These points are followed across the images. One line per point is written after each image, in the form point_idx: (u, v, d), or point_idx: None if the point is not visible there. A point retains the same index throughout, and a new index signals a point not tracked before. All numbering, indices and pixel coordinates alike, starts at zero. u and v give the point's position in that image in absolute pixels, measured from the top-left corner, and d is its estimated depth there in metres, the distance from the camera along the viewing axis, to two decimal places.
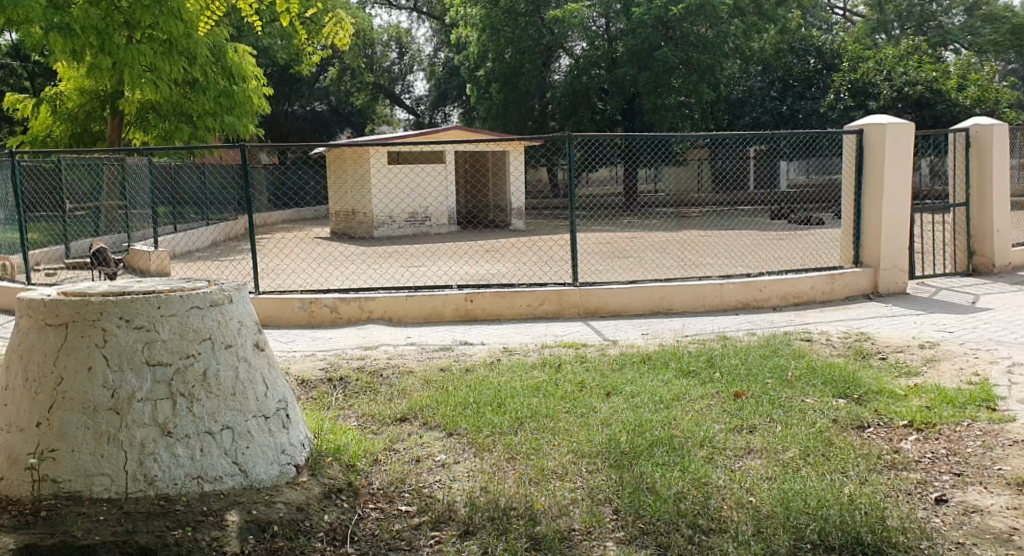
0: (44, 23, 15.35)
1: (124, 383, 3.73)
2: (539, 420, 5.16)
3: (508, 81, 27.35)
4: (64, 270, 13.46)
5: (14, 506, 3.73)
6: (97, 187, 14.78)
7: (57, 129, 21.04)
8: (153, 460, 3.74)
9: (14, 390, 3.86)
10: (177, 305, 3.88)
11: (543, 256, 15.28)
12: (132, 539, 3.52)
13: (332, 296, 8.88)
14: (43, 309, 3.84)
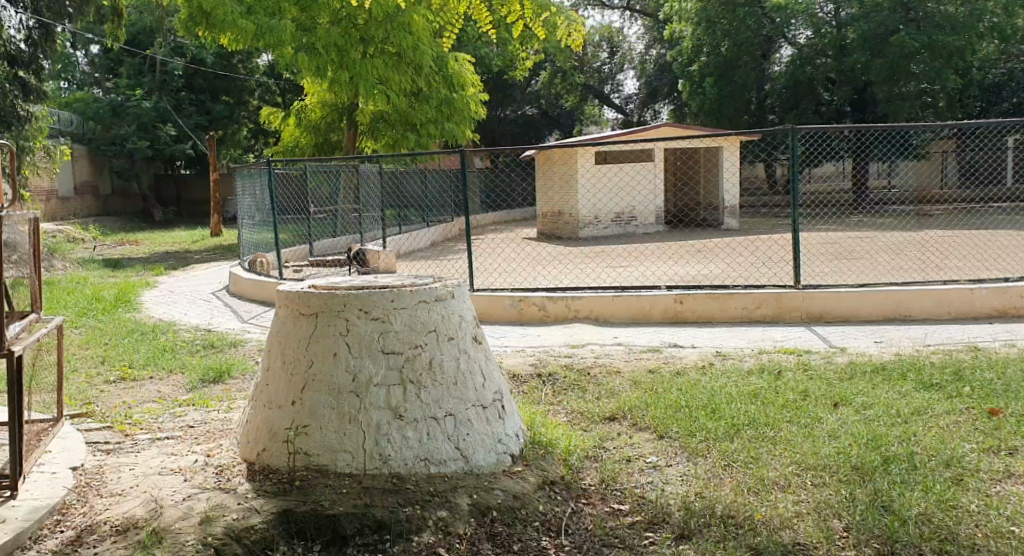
0: (294, 44, 17.27)
1: (363, 368, 3.96)
2: (758, 428, 4.91)
3: (723, 75, 26.56)
4: (308, 267, 14.55)
5: (273, 474, 4.03)
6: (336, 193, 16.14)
7: (302, 141, 22.62)
8: (387, 440, 3.93)
9: (274, 371, 4.19)
10: (407, 298, 4.09)
11: (761, 257, 14.64)
12: (369, 512, 3.70)
13: (540, 295, 9.02)
14: (298, 300, 4.15)
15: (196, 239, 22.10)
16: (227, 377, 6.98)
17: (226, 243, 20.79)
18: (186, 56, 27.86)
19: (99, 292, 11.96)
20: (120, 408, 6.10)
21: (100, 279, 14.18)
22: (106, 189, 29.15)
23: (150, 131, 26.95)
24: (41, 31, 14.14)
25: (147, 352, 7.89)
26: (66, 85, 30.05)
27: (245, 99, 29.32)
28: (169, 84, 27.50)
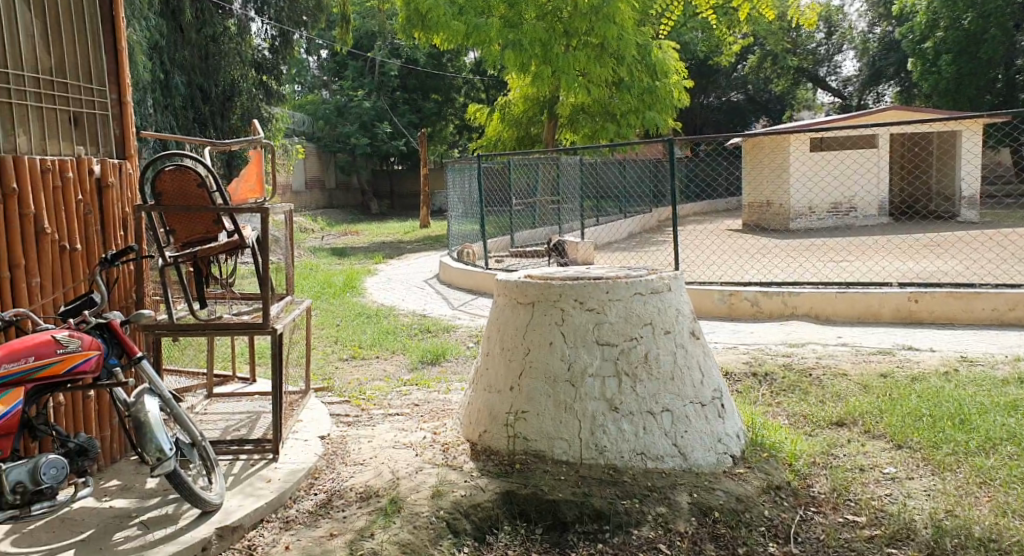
0: (501, 41, 17.57)
1: (579, 359, 4.02)
2: (1019, 444, 4.46)
3: (962, 51, 24.29)
4: (508, 258, 14.88)
5: (494, 456, 4.18)
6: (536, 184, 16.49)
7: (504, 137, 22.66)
8: (603, 431, 3.96)
9: (493, 356, 4.33)
10: (622, 290, 4.08)
11: (1004, 253, 13.34)
12: (588, 502, 3.76)
13: (754, 290, 8.71)
14: (515, 289, 4.26)
15: (408, 231, 23.25)
16: (443, 359, 7.33)
17: (436, 234, 21.73)
18: (401, 57, 29.22)
19: (329, 277, 12.93)
20: (354, 383, 6.58)
21: (328, 265, 15.34)
22: (330, 183, 31.30)
23: (370, 129, 28.73)
24: (281, 38, 15.21)
25: (372, 333, 8.46)
26: (299, 89, 31.93)
27: (452, 97, 30.31)
28: (386, 84, 29.05)
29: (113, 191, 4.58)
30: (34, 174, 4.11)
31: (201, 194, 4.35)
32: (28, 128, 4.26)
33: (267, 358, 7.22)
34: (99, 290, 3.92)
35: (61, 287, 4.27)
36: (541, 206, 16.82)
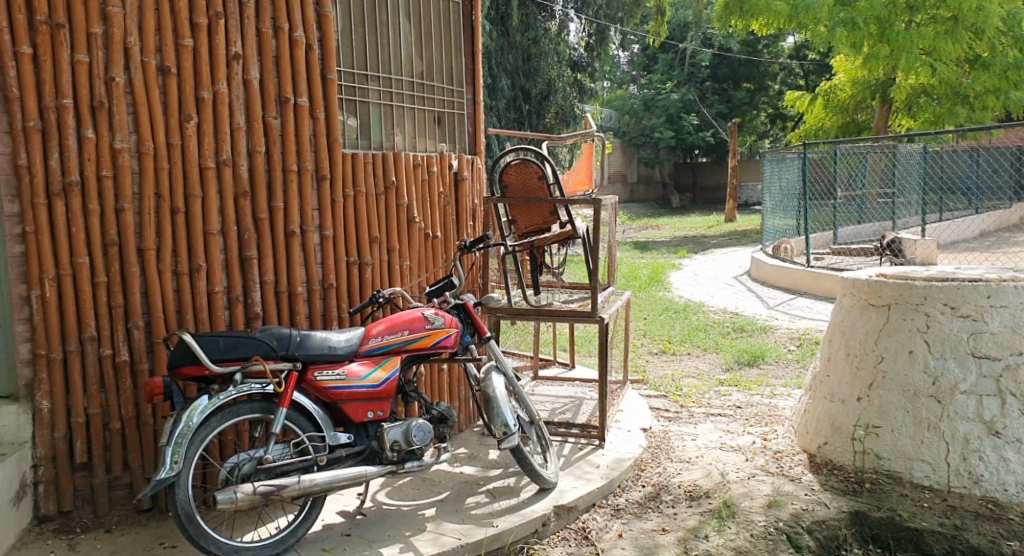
0: (830, 21, 16.09)
1: (948, 372, 3.90)
2: None
3: None
4: (829, 255, 13.80)
5: (838, 471, 4.13)
6: (864, 176, 15.09)
7: (826, 124, 19.66)
8: (978, 458, 3.83)
9: (836, 362, 4.28)
10: (1008, 296, 3.91)
11: None
12: (963, 537, 3.64)
13: None
14: (868, 289, 4.19)
15: (713, 225, 22.50)
16: (762, 361, 6.99)
17: (747, 230, 20.79)
18: (714, 47, 26.35)
19: (635, 271, 12.93)
20: (669, 378, 6.49)
21: (635, 260, 15.27)
22: (632, 176, 30.87)
23: (676, 122, 26.76)
24: (597, 35, 15.70)
25: (682, 329, 8.30)
26: (606, 84, 30.64)
27: (767, 84, 26.66)
28: (695, 74, 26.47)
29: (466, 183, 4.91)
30: (408, 168, 4.51)
31: (542, 185, 4.53)
32: (403, 127, 4.69)
33: (583, 346, 7.37)
34: (457, 273, 4.21)
35: (426, 270, 4.68)
36: (869, 201, 15.37)
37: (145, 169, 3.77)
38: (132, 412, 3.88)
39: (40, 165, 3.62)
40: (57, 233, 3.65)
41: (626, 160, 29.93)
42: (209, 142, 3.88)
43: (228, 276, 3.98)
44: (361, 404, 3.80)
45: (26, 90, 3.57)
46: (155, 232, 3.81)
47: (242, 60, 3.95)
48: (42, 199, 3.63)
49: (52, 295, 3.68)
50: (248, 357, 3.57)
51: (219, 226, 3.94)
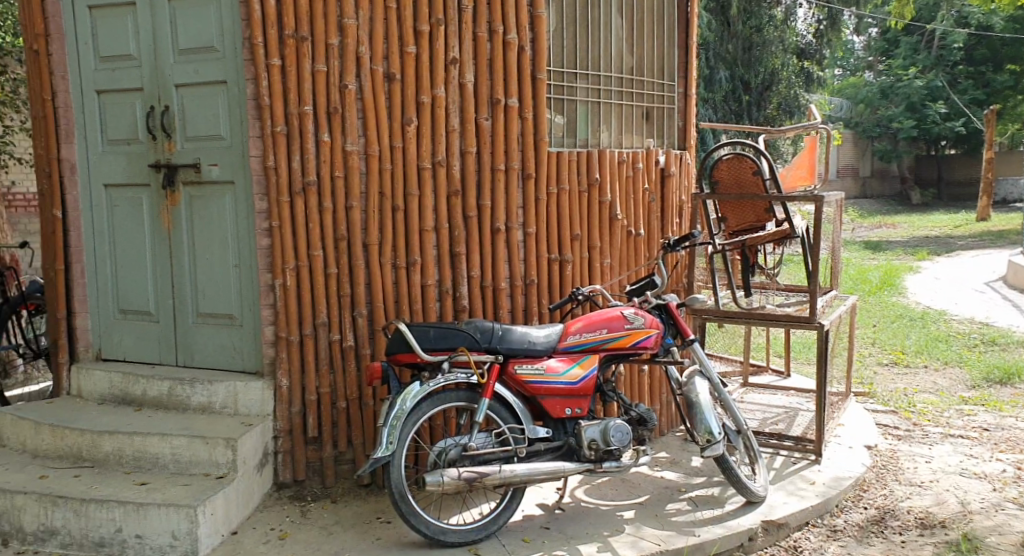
0: None
1: None
2: None
3: None
4: None
5: None
6: None
7: None
8: None
9: None
10: None
11: None
12: None
13: None
14: None
15: (965, 223, 20.36)
16: (1016, 379, 6.24)
17: (1006, 228, 18.60)
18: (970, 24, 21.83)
19: (867, 273, 12.01)
20: (900, 391, 5.99)
21: (865, 262, 14.16)
22: (867, 170, 28.50)
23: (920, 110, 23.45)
24: (827, 20, 14.63)
25: (918, 339, 7.61)
26: (843, 70, 28.52)
27: None
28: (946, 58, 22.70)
29: (673, 180, 4.82)
30: (614, 165, 4.51)
31: (756, 181, 4.37)
32: (610, 124, 4.68)
33: (802, 353, 6.96)
34: (659, 272, 4.14)
35: (628, 268, 4.65)
36: None
37: (371, 170, 4.07)
38: (355, 393, 4.21)
39: (285, 167, 4.03)
40: (297, 230, 4.06)
41: (858, 153, 27.52)
42: (426, 143, 4.10)
43: (440, 270, 4.19)
44: (561, 400, 3.86)
45: (275, 98, 3.99)
46: (377, 229, 4.11)
47: (459, 65, 4.11)
48: (285, 197, 4.04)
49: (292, 284, 4.09)
50: (454, 348, 3.73)
51: (434, 223, 4.15)
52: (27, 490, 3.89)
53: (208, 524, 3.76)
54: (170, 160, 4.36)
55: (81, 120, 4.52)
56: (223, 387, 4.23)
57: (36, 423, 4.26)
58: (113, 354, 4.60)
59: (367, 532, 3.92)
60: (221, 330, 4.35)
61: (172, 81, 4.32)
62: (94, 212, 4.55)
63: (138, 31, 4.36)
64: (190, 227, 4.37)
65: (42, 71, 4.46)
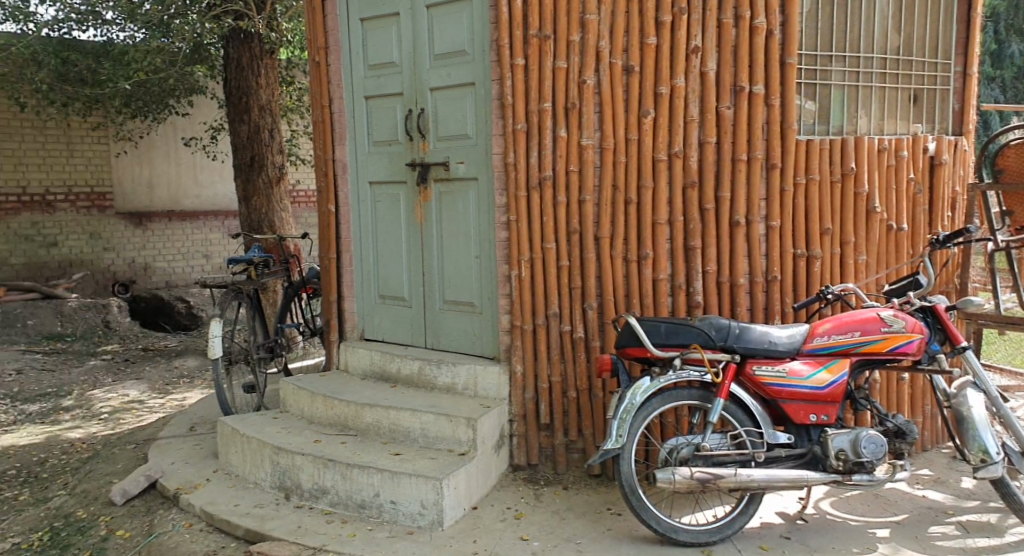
0: None
1: None
2: None
3: None
4: None
5: None
6: None
7: None
8: None
9: None
10: None
11: None
12: None
13: None
14: None
15: None
16: None
17: None
18: None
19: None
20: None
21: None
22: None
23: None
24: None
25: None
26: None
27: None
28: None
29: (945, 168, 4.31)
30: (871, 153, 4.15)
31: None
32: (869, 109, 4.29)
33: None
34: (926, 272, 3.74)
35: (886, 266, 4.24)
36: None
37: (607, 164, 4.09)
38: (586, 384, 4.23)
39: (523, 163, 4.20)
40: (533, 223, 4.21)
41: None
42: (663, 135, 4.03)
43: (673, 264, 4.10)
44: (805, 405, 3.62)
45: (517, 96, 4.17)
46: (611, 222, 4.12)
47: (701, 53, 3.98)
48: (523, 192, 4.22)
49: (526, 275, 4.26)
50: (686, 344, 3.61)
51: (668, 216, 4.07)
52: (304, 452, 4.32)
53: (452, 497, 3.97)
54: (424, 158, 4.66)
55: (352, 123, 4.94)
56: (465, 369, 4.47)
57: (312, 393, 4.74)
58: (374, 335, 5.01)
59: (598, 522, 3.94)
60: (464, 316, 4.61)
61: (428, 84, 4.61)
62: (360, 207, 4.96)
63: (401, 40, 4.68)
64: (439, 221, 4.65)
65: (322, 80, 4.90)
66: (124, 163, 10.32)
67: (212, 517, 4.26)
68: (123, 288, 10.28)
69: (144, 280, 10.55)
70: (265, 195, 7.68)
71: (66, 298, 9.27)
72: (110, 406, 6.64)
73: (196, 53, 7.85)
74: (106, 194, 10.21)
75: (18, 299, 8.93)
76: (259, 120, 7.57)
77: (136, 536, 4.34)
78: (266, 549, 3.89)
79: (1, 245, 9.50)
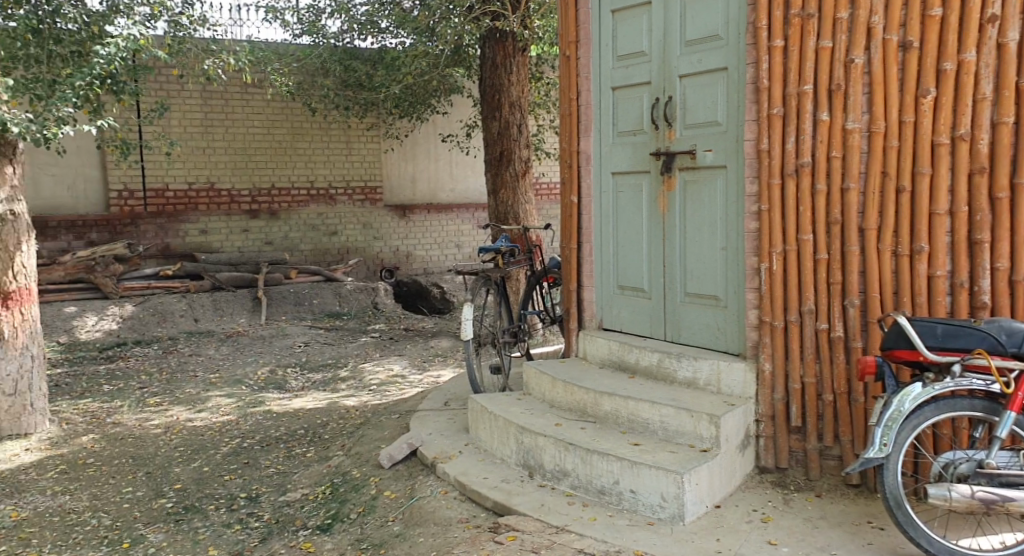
0: None
1: None
2: None
3: None
4: None
5: None
6: None
7: None
8: None
9: None
10: None
11: None
12: None
13: None
14: None
15: None
16: None
17: None
18: None
19: None
20: None
21: None
22: None
23: None
24: None
25: None
26: None
27: None
28: None
29: None
30: None
31: None
32: None
33: None
34: None
35: None
36: None
37: (875, 149, 3.74)
38: (844, 387, 3.88)
39: (779, 149, 3.98)
40: (787, 214, 3.97)
41: None
42: (947, 115, 3.60)
43: (954, 259, 3.65)
44: None
45: (774, 79, 3.97)
46: (878, 212, 3.76)
47: (999, 22, 3.50)
48: (777, 179, 4.00)
49: (779, 268, 4.02)
50: (969, 349, 3.21)
51: (948, 206, 3.63)
52: (547, 434, 4.34)
53: (693, 493, 3.81)
54: (670, 147, 4.52)
55: (598, 116, 4.93)
56: (708, 364, 4.29)
57: (552, 379, 4.76)
58: (612, 325, 4.94)
59: (856, 534, 3.61)
60: (708, 310, 4.41)
61: (676, 71, 4.47)
62: (603, 197, 4.92)
63: (651, 28, 4.59)
64: (682, 212, 4.49)
65: (571, 73, 4.99)
66: (393, 159, 11.11)
67: (465, 487, 4.40)
68: (389, 272, 11.05)
69: (406, 267, 11.27)
70: (512, 186, 8.02)
71: (345, 280, 10.10)
72: (379, 378, 7.16)
73: (456, 55, 8.26)
74: (377, 188, 10.98)
75: (306, 280, 9.84)
76: (509, 116, 7.91)
77: (401, 497, 4.59)
78: (514, 523, 3.95)
79: (291, 234, 10.43)
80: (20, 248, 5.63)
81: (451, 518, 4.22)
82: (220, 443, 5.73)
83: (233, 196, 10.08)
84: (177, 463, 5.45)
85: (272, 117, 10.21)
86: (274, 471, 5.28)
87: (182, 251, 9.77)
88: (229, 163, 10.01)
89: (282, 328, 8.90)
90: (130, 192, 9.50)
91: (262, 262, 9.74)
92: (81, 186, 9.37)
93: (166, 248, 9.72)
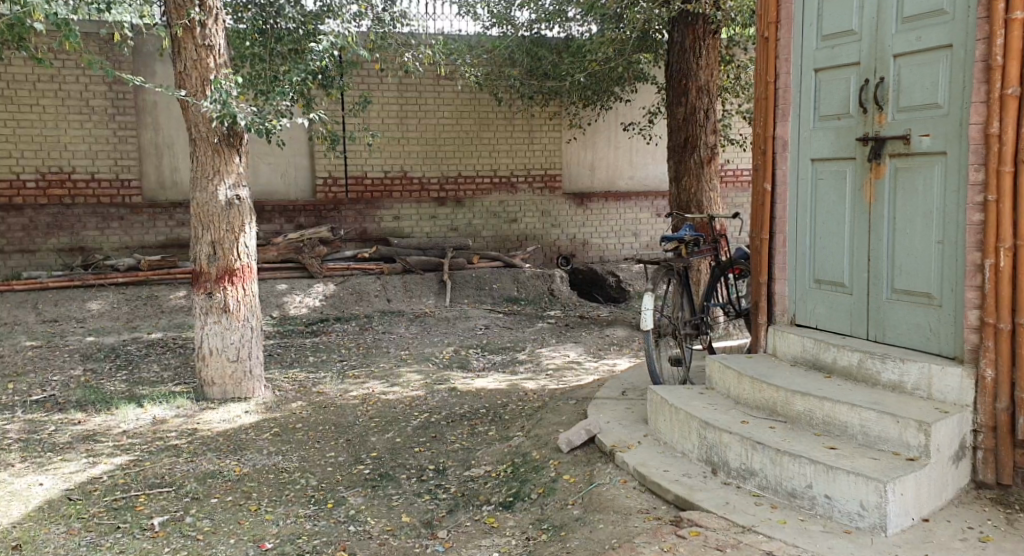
0: None
1: None
2: None
3: None
4: None
5: None
6: None
7: None
8: None
9: None
10: None
11: None
12: None
13: None
14: None
15: None
16: None
17: None
18: None
19: None
20: None
21: None
22: None
23: None
24: None
25: None
26: None
27: None
28: None
29: None
30: None
31: None
32: None
33: None
34: None
35: None
36: None
37: None
38: None
39: (1013, 133, 3.66)
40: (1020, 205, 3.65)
41: None
42: None
43: None
44: None
45: (1010, 57, 3.64)
46: None
47: None
48: (1008, 166, 3.68)
49: (1007, 265, 3.70)
50: None
51: None
52: (732, 431, 4.20)
53: (897, 504, 3.59)
54: (880, 133, 4.22)
55: (799, 99, 4.69)
56: (917, 367, 4.01)
57: (739, 373, 4.59)
58: (806, 321, 4.69)
59: None
60: (917, 308, 4.10)
61: (891, 50, 4.17)
62: (801, 185, 4.69)
63: (864, 4, 4.31)
64: (893, 202, 4.19)
65: (769, 56, 4.76)
66: (574, 148, 11.13)
67: (645, 478, 4.36)
68: (565, 260, 11.11)
69: (583, 255, 11.28)
70: (696, 174, 7.84)
71: (523, 267, 10.34)
72: (554, 364, 7.29)
73: (644, 39, 8.23)
74: (557, 175, 11.10)
75: (487, 266, 10.19)
76: (696, 101, 7.75)
77: (579, 482, 4.64)
78: (697, 519, 3.89)
79: (475, 221, 10.82)
80: (244, 230, 6.24)
81: (631, 507, 4.21)
82: (410, 417, 6.07)
83: (423, 183, 10.58)
84: (374, 432, 5.84)
85: (460, 108, 10.58)
86: (459, 446, 5.52)
87: (377, 235, 10.44)
88: (421, 153, 10.50)
89: (466, 311, 9.26)
90: (334, 179, 10.24)
91: (447, 247, 10.24)
92: (293, 174, 10.26)
93: (364, 232, 10.40)
